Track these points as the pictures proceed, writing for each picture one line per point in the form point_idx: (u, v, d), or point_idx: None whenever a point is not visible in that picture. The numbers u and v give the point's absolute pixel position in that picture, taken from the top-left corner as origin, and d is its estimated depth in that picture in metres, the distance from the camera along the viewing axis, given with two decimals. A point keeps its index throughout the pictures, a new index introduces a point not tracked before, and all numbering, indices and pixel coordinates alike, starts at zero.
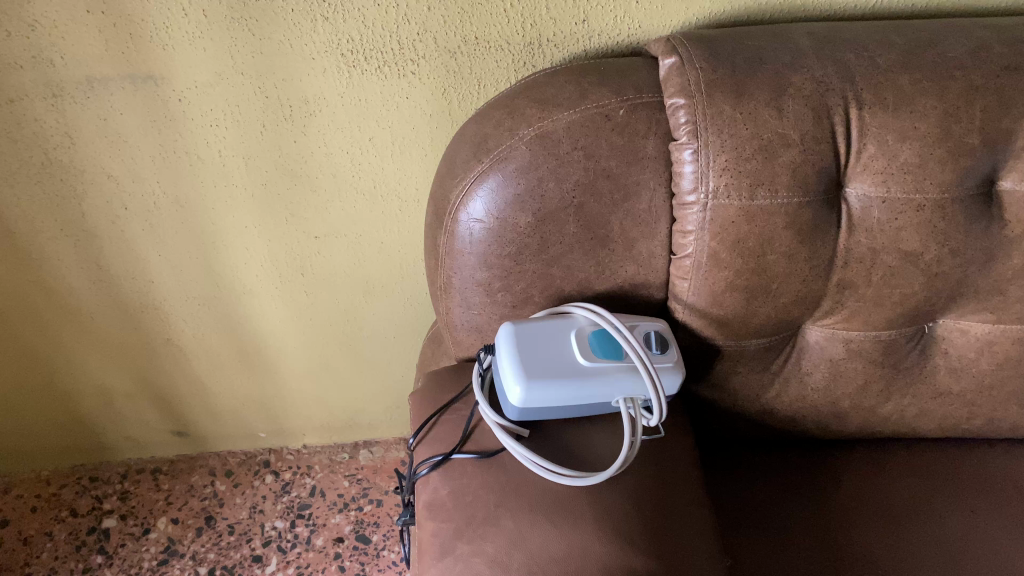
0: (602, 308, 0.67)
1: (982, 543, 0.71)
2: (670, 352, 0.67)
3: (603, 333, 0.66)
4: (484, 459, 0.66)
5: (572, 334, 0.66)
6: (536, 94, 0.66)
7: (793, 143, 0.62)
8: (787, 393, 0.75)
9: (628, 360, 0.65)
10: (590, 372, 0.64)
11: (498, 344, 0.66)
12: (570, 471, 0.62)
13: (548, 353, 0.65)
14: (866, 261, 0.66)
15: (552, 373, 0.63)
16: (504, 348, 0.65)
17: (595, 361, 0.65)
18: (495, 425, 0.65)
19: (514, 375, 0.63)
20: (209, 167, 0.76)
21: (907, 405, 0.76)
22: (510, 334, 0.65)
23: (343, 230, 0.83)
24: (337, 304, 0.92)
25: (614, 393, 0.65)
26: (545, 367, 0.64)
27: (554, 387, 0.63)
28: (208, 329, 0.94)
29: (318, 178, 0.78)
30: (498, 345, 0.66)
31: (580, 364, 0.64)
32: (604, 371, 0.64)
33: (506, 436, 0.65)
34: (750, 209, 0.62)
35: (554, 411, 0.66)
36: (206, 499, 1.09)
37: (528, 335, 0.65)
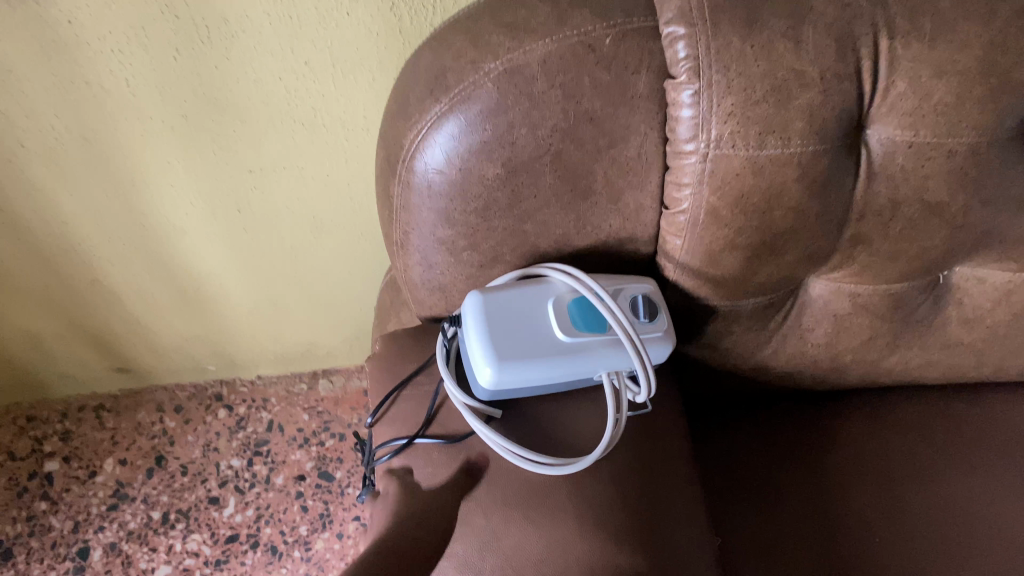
0: (582, 273, 0.58)
1: (977, 500, 0.66)
2: (659, 318, 0.59)
3: (584, 301, 0.58)
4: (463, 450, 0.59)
5: (550, 305, 0.58)
6: (504, 17, 0.54)
7: (811, 83, 0.52)
8: (785, 350, 0.67)
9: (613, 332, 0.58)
10: (571, 350, 0.57)
11: (464, 319, 0.57)
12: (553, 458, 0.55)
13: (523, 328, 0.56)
14: (884, 214, 0.58)
15: (528, 353, 0.56)
16: (472, 322, 0.56)
17: (577, 335, 0.57)
18: (463, 408, 0.57)
19: (484, 356, 0.55)
20: (116, 98, 0.64)
21: (913, 356, 0.69)
22: (478, 310, 0.57)
23: (282, 163, 0.72)
24: (281, 240, 0.82)
25: (598, 366, 0.58)
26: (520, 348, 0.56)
27: (530, 367, 0.56)
28: (138, 268, 0.84)
29: (247, 108, 0.66)
30: (463, 321, 0.57)
31: (559, 341, 0.57)
32: (587, 347, 0.57)
33: (476, 420, 0.57)
34: (757, 160, 0.53)
35: (532, 388, 0.58)
36: (156, 438, 1.02)
37: (499, 309, 0.57)
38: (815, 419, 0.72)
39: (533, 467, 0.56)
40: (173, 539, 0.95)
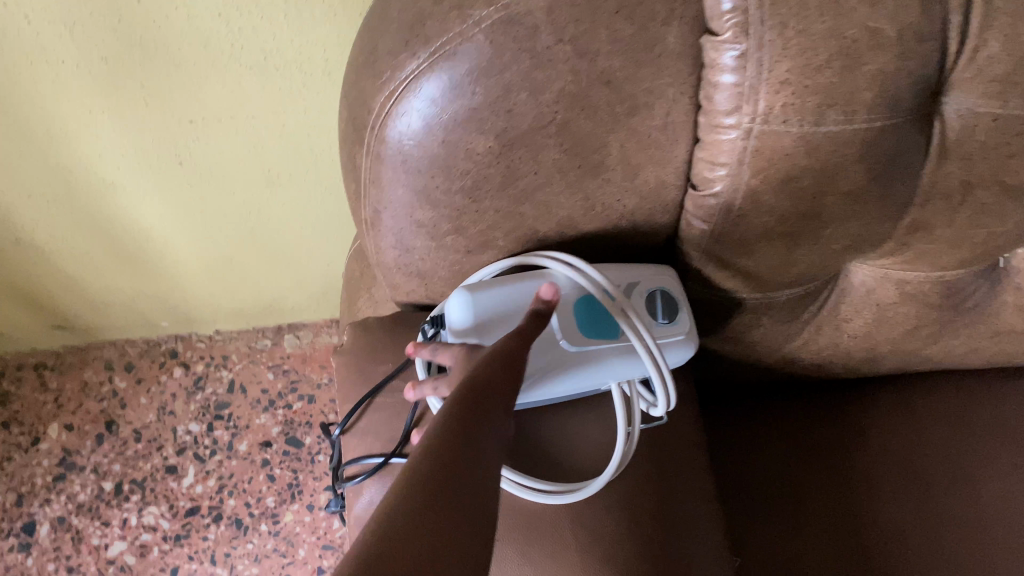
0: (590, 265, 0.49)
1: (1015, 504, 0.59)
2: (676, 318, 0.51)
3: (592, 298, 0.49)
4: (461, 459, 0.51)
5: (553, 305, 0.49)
6: None
7: (887, 44, 0.41)
8: (817, 342, 0.58)
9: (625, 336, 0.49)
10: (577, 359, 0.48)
11: (449, 321, 0.48)
12: (553, 486, 0.47)
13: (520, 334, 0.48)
14: (953, 197, 0.48)
15: (525, 364, 0.47)
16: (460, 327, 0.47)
17: (584, 341, 0.48)
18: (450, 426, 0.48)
19: None
20: (15, 39, 0.52)
21: (958, 345, 0.60)
22: (467, 311, 0.47)
23: (228, 113, 0.61)
24: (233, 195, 0.71)
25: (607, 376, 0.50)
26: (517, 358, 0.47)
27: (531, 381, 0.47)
28: (67, 226, 0.72)
29: (180, 49, 0.54)
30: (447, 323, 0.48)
31: (564, 348, 0.48)
32: (595, 355, 0.48)
33: None
34: (813, 137, 0.43)
35: (528, 398, 0.50)
36: (105, 400, 0.93)
37: (492, 311, 0.48)
38: (843, 409, 0.64)
39: (529, 494, 0.48)
40: (127, 513, 0.87)
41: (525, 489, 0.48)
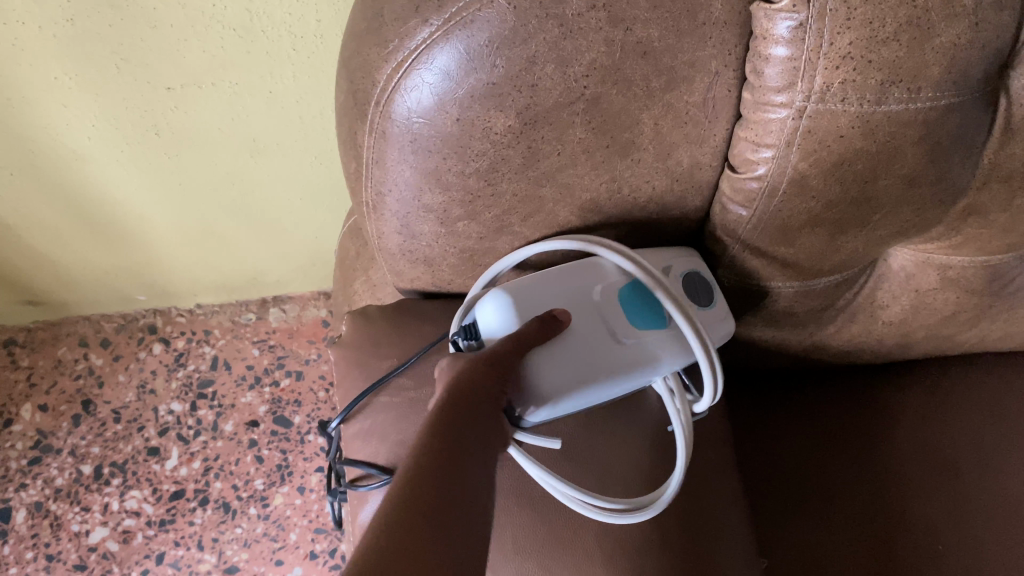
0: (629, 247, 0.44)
1: None
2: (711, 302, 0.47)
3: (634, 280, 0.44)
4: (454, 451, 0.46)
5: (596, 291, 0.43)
6: None
7: (962, 13, 0.37)
8: (850, 329, 0.54)
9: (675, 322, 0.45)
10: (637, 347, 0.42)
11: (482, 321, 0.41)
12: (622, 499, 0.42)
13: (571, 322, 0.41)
14: (1014, 180, 0.44)
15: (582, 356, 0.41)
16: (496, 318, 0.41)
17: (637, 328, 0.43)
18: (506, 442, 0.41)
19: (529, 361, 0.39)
20: None
21: (994, 330, 0.57)
22: (506, 305, 0.41)
23: (209, 78, 0.55)
24: (214, 166, 0.65)
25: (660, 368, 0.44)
26: (576, 350, 0.41)
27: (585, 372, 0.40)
28: (33, 199, 0.67)
29: (156, 8, 0.48)
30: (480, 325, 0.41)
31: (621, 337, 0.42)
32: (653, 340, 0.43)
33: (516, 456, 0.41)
34: (873, 118, 0.39)
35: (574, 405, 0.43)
36: (81, 379, 0.88)
37: (533, 299, 0.42)
38: (869, 397, 0.61)
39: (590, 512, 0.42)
40: (108, 497, 0.83)
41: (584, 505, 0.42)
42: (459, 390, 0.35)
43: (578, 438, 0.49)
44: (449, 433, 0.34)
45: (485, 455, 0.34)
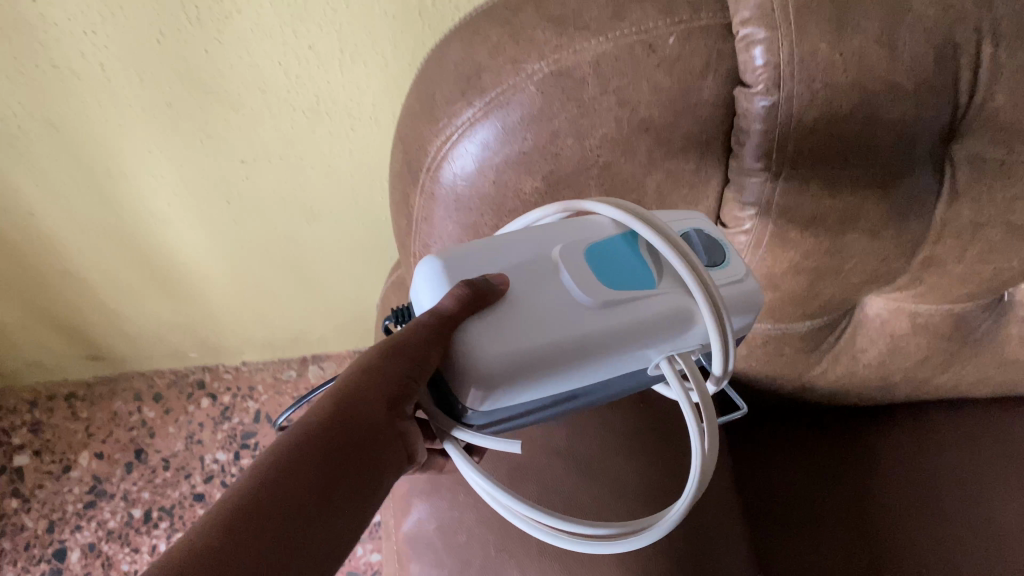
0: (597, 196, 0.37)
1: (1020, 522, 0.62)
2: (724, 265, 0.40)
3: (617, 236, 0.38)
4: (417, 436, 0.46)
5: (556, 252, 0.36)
6: (550, 7, 0.46)
7: (905, 96, 0.45)
8: (834, 371, 0.62)
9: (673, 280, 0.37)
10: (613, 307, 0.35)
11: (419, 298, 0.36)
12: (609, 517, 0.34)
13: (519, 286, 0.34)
14: (964, 235, 0.52)
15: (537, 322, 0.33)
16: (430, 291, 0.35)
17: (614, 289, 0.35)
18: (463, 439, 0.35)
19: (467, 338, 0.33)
20: (88, 83, 0.56)
21: (966, 374, 0.64)
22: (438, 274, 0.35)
23: (277, 153, 0.64)
24: (272, 230, 0.74)
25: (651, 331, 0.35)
26: (527, 317, 0.34)
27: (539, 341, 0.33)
28: (112, 258, 0.76)
29: (240, 94, 0.58)
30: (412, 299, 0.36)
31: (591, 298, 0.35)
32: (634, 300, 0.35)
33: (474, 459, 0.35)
34: (836, 180, 0.47)
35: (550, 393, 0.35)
36: (134, 430, 0.95)
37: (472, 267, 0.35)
38: (856, 436, 0.67)
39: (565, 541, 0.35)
40: (156, 539, 0.89)
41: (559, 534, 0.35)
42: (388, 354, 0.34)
43: None
44: (344, 425, 0.34)
45: (377, 454, 0.35)
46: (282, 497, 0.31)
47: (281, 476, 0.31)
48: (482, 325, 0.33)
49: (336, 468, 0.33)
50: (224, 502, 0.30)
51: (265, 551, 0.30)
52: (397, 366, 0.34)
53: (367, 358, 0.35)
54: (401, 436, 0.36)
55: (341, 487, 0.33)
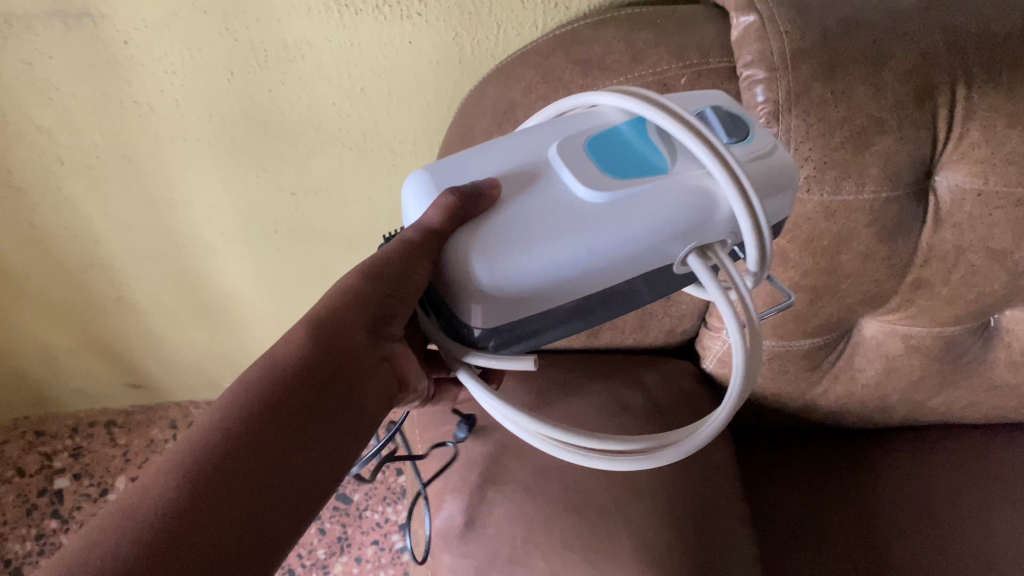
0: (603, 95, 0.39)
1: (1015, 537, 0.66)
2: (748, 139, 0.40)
3: (615, 133, 0.38)
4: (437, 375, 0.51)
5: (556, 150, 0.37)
6: (575, 53, 0.54)
7: (889, 130, 0.51)
8: (834, 390, 0.67)
9: (679, 164, 0.37)
10: (610, 195, 0.35)
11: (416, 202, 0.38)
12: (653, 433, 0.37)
13: (506, 190, 0.36)
14: (948, 259, 0.57)
15: (538, 221, 0.35)
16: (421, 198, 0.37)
17: (611, 178, 0.36)
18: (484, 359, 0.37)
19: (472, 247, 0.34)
20: (162, 118, 0.62)
21: (958, 398, 0.69)
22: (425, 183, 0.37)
23: (324, 186, 0.71)
24: (313, 262, 0.80)
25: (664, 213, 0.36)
26: (527, 215, 0.35)
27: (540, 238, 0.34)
28: (164, 285, 0.82)
29: (296, 130, 0.65)
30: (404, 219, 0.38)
31: (583, 189, 0.35)
32: (631, 187, 0.36)
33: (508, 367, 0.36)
34: (831, 205, 0.53)
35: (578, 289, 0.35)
36: None
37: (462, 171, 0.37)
38: (857, 456, 0.72)
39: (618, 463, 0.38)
40: None
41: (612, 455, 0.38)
42: (363, 279, 0.39)
43: None
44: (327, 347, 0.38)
45: (362, 376, 0.40)
46: (266, 417, 0.36)
47: (267, 398, 0.37)
48: (466, 231, 0.34)
49: (318, 392, 0.38)
50: (217, 425, 0.35)
51: (250, 472, 0.35)
52: (370, 288, 0.39)
53: (350, 282, 0.39)
54: (383, 356, 0.41)
55: (325, 404, 0.38)
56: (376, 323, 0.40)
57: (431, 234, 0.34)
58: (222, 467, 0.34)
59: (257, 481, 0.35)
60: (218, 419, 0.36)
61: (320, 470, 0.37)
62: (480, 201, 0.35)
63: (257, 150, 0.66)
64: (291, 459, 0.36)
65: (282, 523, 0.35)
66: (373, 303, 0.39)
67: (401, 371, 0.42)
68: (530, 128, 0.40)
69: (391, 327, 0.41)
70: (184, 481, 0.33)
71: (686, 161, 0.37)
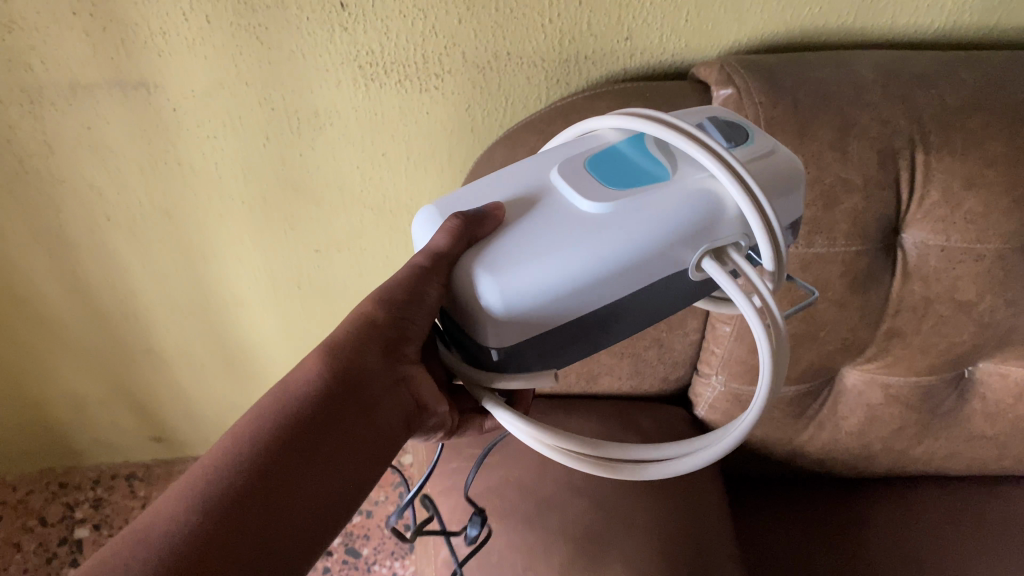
0: (606, 118, 0.43)
1: None
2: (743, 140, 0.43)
3: (614, 153, 0.42)
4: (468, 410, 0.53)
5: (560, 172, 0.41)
6: (574, 121, 0.60)
7: (856, 188, 0.57)
8: (820, 437, 0.72)
9: (678, 172, 0.40)
10: (611, 205, 0.38)
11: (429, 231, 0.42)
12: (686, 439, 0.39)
13: (512, 212, 0.39)
14: (918, 310, 0.62)
15: (546, 235, 0.38)
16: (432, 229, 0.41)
17: (612, 191, 0.39)
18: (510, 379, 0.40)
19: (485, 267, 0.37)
20: (203, 178, 0.69)
21: (939, 447, 0.73)
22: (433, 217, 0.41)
23: (347, 244, 0.77)
24: (334, 317, 0.86)
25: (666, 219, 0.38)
26: (535, 229, 0.38)
27: (549, 251, 0.37)
28: (192, 336, 0.87)
29: (323, 191, 0.71)
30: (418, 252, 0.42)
31: (585, 202, 0.38)
32: (631, 196, 0.39)
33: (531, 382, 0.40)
34: (807, 256, 0.59)
35: (596, 295, 0.38)
36: None
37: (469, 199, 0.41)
38: (845, 505, 0.76)
39: (647, 474, 0.40)
40: None
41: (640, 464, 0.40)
42: (379, 304, 0.43)
43: (610, 497, 0.65)
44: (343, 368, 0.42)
45: (379, 396, 0.43)
46: (279, 439, 0.39)
47: (277, 422, 0.40)
48: (474, 251, 0.38)
49: (329, 416, 0.41)
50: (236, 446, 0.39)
51: (265, 489, 0.38)
52: (384, 312, 0.43)
53: (367, 310, 0.43)
54: (402, 380, 0.44)
55: (341, 422, 0.41)
56: (392, 344, 0.43)
57: (440, 256, 0.39)
58: (236, 487, 0.37)
59: (273, 496, 0.38)
60: (231, 443, 0.39)
61: (333, 490, 0.40)
62: (485, 223, 0.39)
63: (286, 208, 0.73)
64: (305, 475, 0.39)
65: (297, 537, 0.38)
66: (389, 326, 0.43)
67: (421, 394, 0.45)
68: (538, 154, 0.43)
69: (408, 350, 0.44)
70: (203, 498, 0.37)
71: (684, 170, 0.40)
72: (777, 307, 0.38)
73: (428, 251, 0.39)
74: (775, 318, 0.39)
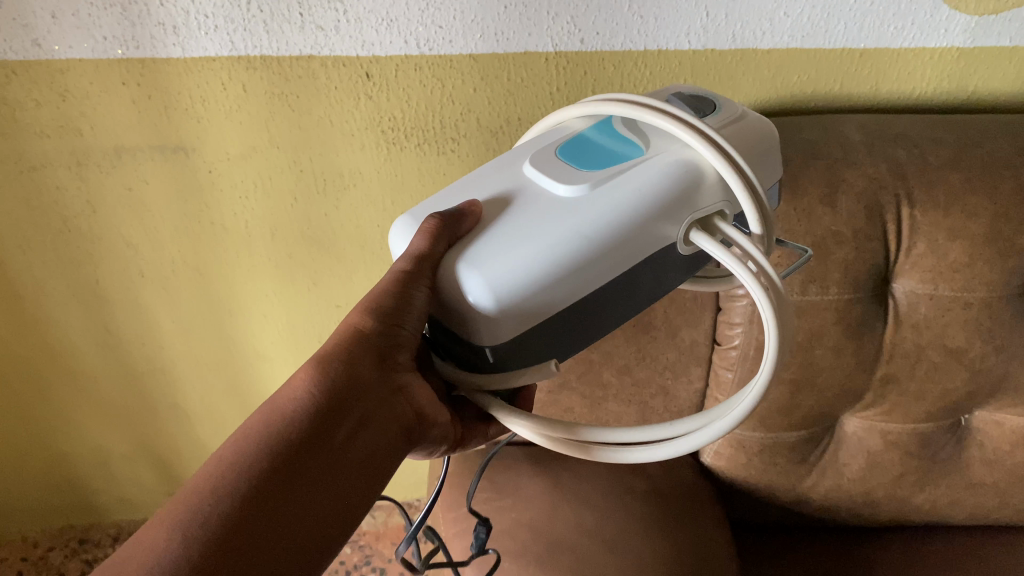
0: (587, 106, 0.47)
1: None
2: (708, 118, 0.48)
3: (585, 144, 0.45)
4: (472, 417, 0.54)
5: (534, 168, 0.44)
6: None
7: (845, 240, 0.61)
8: (823, 483, 0.75)
9: (650, 152, 0.44)
10: (587, 185, 0.42)
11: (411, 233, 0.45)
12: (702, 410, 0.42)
13: (488, 210, 0.43)
14: (911, 356, 0.65)
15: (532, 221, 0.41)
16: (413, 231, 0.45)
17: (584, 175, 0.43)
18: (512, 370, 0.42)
19: (474, 261, 0.40)
20: (232, 236, 0.74)
21: (940, 495, 0.75)
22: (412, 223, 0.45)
23: None
24: None
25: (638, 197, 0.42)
26: (518, 218, 0.41)
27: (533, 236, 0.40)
28: (216, 391, 0.91)
29: (344, 248, 0.76)
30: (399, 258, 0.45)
31: (562, 187, 0.42)
32: (604, 178, 0.42)
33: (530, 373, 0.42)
34: (802, 303, 0.63)
35: (592, 274, 0.41)
36: None
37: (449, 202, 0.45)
38: (850, 553, 0.77)
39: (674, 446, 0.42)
40: None
41: (667, 444, 0.42)
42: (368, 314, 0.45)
43: (619, 537, 0.67)
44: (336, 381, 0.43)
45: (372, 407, 0.44)
46: (268, 460, 0.40)
47: (265, 443, 0.41)
48: (455, 250, 0.41)
49: (320, 430, 0.42)
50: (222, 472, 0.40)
51: (255, 511, 0.39)
52: (375, 322, 0.45)
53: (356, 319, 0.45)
54: (397, 392, 0.46)
55: (335, 434, 0.42)
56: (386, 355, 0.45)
57: (423, 258, 0.41)
58: (223, 513, 0.38)
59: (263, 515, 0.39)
60: (219, 469, 0.40)
61: (327, 507, 0.41)
62: (462, 222, 0.42)
63: (310, 263, 0.77)
64: (297, 492, 0.40)
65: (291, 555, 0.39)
66: (377, 336, 0.45)
67: (419, 404, 0.47)
68: (510, 157, 0.47)
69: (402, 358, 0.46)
70: (189, 528, 0.37)
71: (661, 147, 0.44)
72: (773, 270, 0.42)
73: (410, 256, 0.42)
74: (772, 278, 0.42)
